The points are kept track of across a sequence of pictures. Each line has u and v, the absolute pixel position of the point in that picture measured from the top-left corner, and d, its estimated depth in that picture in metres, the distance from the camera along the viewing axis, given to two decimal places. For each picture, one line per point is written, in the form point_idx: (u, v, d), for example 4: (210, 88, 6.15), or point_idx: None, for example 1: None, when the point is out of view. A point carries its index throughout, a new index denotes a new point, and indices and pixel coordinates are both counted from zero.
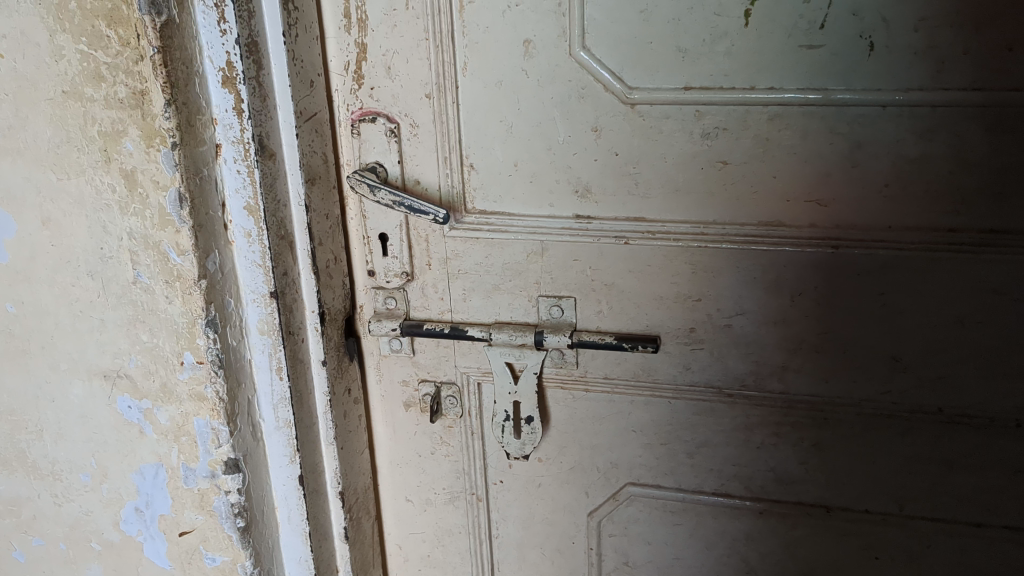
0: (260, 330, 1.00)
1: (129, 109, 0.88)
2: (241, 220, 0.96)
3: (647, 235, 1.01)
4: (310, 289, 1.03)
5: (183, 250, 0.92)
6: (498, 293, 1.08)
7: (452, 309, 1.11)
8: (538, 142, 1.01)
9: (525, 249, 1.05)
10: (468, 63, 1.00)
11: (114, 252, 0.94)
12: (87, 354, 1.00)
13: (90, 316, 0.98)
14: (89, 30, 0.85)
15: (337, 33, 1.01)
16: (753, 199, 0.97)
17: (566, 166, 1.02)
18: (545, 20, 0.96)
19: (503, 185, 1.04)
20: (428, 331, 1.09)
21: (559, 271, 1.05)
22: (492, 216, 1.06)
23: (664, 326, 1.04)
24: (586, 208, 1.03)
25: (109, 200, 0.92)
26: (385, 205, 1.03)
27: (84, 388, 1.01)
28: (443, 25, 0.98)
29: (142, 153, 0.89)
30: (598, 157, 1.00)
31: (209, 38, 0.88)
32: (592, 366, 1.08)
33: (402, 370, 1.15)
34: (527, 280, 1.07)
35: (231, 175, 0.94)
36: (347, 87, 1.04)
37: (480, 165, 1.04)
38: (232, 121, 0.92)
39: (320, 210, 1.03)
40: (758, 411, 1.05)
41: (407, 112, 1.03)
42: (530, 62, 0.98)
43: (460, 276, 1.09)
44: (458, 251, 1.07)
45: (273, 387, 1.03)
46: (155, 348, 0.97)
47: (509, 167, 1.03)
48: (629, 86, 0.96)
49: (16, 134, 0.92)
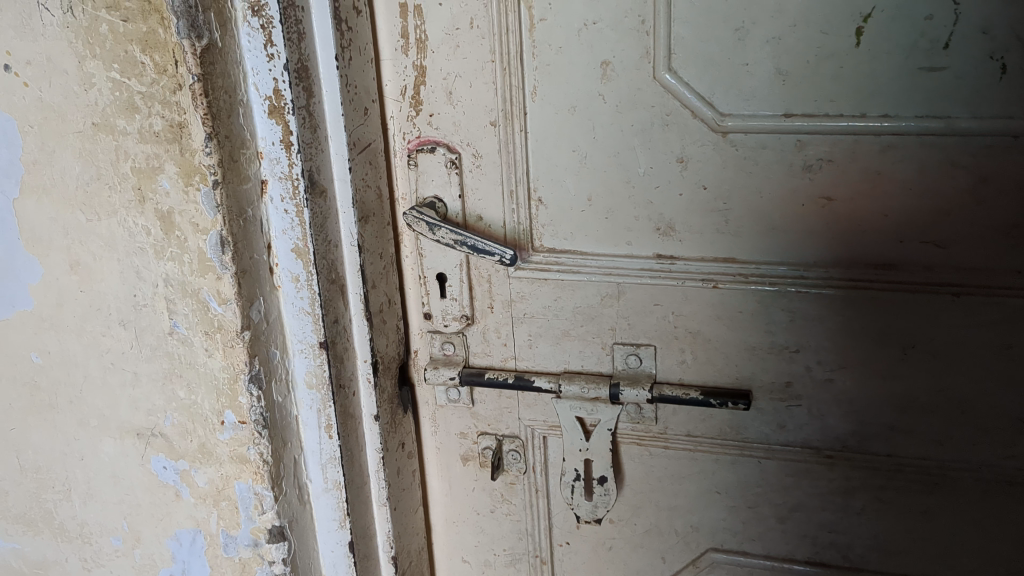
0: (308, 383, 0.91)
1: (166, 144, 0.79)
2: (289, 263, 0.86)
3: (739, 278, 0.90)
4: (362, 337, 0.93)
5: (225, 298, 0.82)
6: (568, 340, 0.98)
7: (515, 356, 1.00)
8: (616, 175, 0.91)
9: (599, 292, 0.95)
10: (538, 87, 0.90)
11: (148, 299, 0.85)
12: (118, 410, 0.91)
13: (122, 369, 0.89)
14: (122, 56, 0.77)
15: (393, 55, 0.92)
16: (861, 239, 0.86)
17: (647, 200, 0.91)
18: (625, 40, 0.86)
19: (574, 222, 0.94)
20: (489, 381, 0.99)
21: (637, 317, 0.95)
22: (562, 255, 0.95)
23: (756, 379, 0.93)
24: (669, 247, 0.92)
25: (143, 243, 0.83)
26: (445, 244, 0.93)
27: (116, 446, 0.92)
28: (511, 46, 0.88)
29: (180, 193, 0.80)
30: (683, 192, 0.90)
31: (255, 63, 0.80)
32: (673, 422, 0.97)
33: (460, 422, 1.05)
34: (600, 327, 0.96)
35: (278, 215, 0.85)
36: (404, 113, 0.94)
37: (550, 200, 0.94)
38: (280, 155, 0.83)
39: (373, 249, 0.93)
40: (860, 474, 0.94)
41: (469, 140, 0.93)
42: (608, 88, 0.88)
43: (525, 320, 0.98)
44: (524, 293, 0.97)
45: (321, 445, 0.93)
46: (194, 406, 0.88)
47: (582, 201, 0.93)
48: (722, 112, 0.86)
49: (41, 170, 0.83)
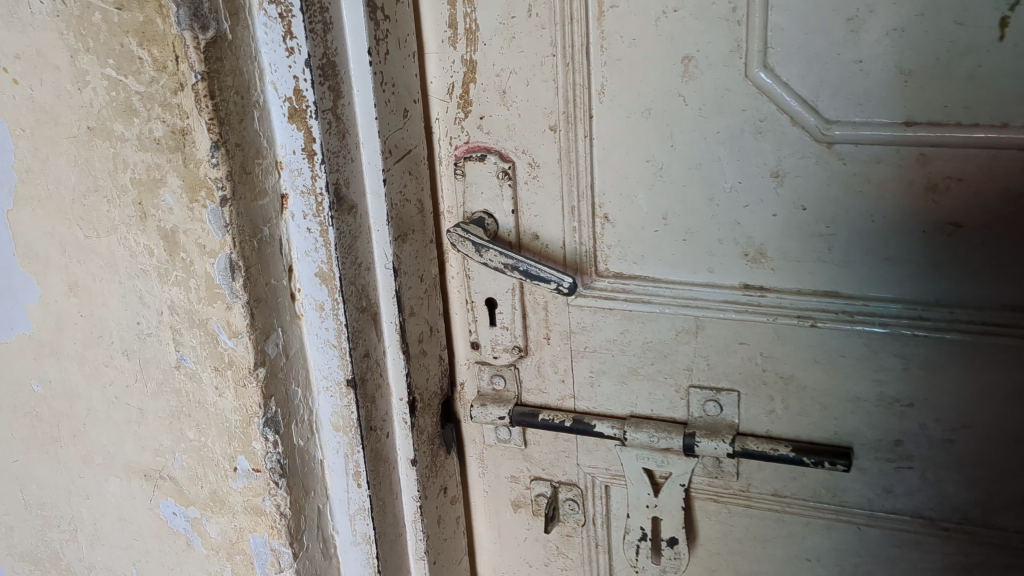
0: (334, 425, 0.79)
1: (168, 152, 0.67)
2: (312, 289, 0.75)
3: (842, 317, 0.75)
4: (397, 373, 0.81)
5: (236, 331, 0.71)
6: (635, 379, 0.84)
7: (575, 394, 0.87)
8: (697, 191, 0.77)
9: (673, 326, 0.81)
10: (607, 86, 0.76)
11: (153, 328, 0.74)
12: (124, 448, 0.81)
13: (126, 404, 0.79)
14: (117, 50, 0.66)
15: (440, 48, 0.79)
16: (996, 276, 0.70)
17: (733, 221, 0.77)
18: (711, 32, 0.72)
19: (646, 243, 0.80)
20: (544, 423, 0.87)
21: (718, 356, 0.81)
22: (631, 282, 0.82)
23: (859, 434, 0.79)
24: (758, 276, 0.78)
25: (146, 265, 0.72)
26: (494, 267, 0.80)
27: (122, 486, 0.82)
28: (576, 38, 0.75)
29: (184, 209, 0.69)
30: (777, 212, 0.75)
31: (273, 58, 0.68)
32: (757, 478, 0.83)
33: (511, 465, 0.92)
34: (674, 366, 0.83)
35: (300, 234, 0.73)
36: (451, 115, 0.82)
37: (618, 218, 0.80)
38: (301, 165, 0.71)
39: (412, 272, 0.81)
40: (982, 551, 0.79)
41: (525, 147, 0.80)
42: (690, 88, 0.74)
43: (587, 354, 0.85)
44: (586, 324, 0.84)
45: (349, 494, 0.81)
46: (204, 449, 0.77)
47: (656, 220, 0.79)
48: (828, 119, 0.71)
49: (35, 180, 0.73)
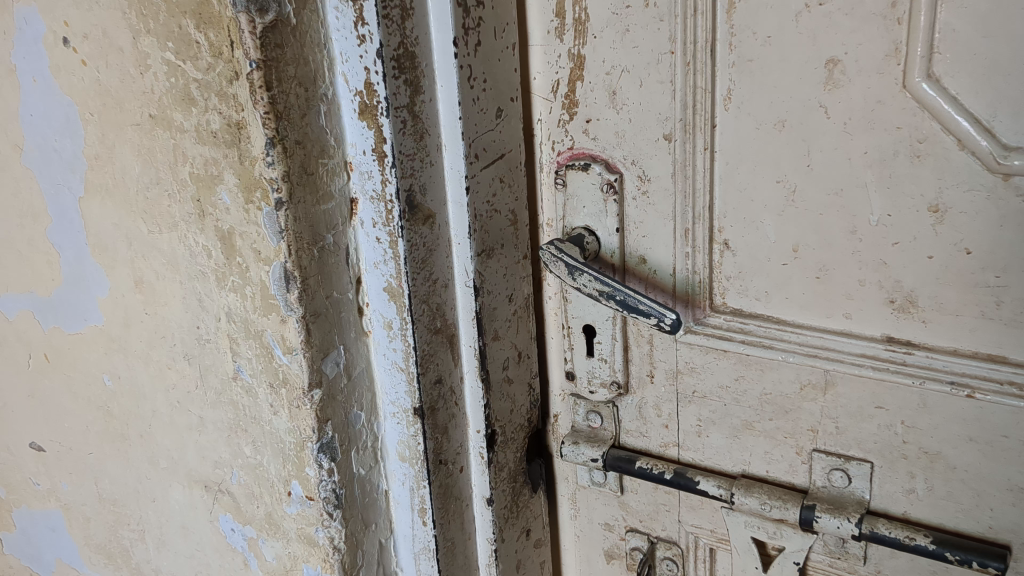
0: (400, 455, 0.71)
1: (225, 147, 0.61)
2: (381, 305, 0.67)
3: (1009, 391, 0.61)
4: (475, 402, 0.72)
5: (290, 347, 0.64)
6: (749, 434, 0.73)
7: (679, 443, 0.76)
8: (836, 221, 0.64)
9: (797, 378, 0.69)
10: (734, 91, 0.65)
11: (212, 335, 0.69)
12: (186, 455, 0.76)
13: (187, 411, 0.74)
14: (176, 32, 0.60)
15: (546, 40, 0.70)
16: None
17: (877, 261, 0.64)
18: (863, 31, 0.59)
19: (771, 278, 0.69)
20: (640, 471, 0.76)
21: (849, 419, 0.68)
22: (750, 321, 0.70)
23: (1022, 533, 0.64)
24: (906, 329, 0.65)
25: (205, 268, 0.67)
26: (589, 295, 0.69)
27: (184, 494, 0.78)
28: (699, 33, 0.64)
29: (241, 210, 0.63)
30: (933, 255, 0.62)
31: (345, 46, 0.60)
32: (888, 566, 0.70)
33: (605, 511, 0.82)
34: (796, 425, 0.70)
35: (369, 244, 0.66)
36: (555, 116, 0.72)
37: (740, 245, 0.69)
38: (371, 168, 0.63)
39: (500, 291, 0.71)
40: None
41: (635, 157, 0.69)
42: (834, 97, 0.61)
43: (695, 400, 0.74)
44: (695, 365, 0.73)
45: (415, 531, 0.74)
46: (259, 468, 0.71)
47: (785, 252, 0.67)
48: (1006, 145, 0.56)
49: (104, 168, 0.69)
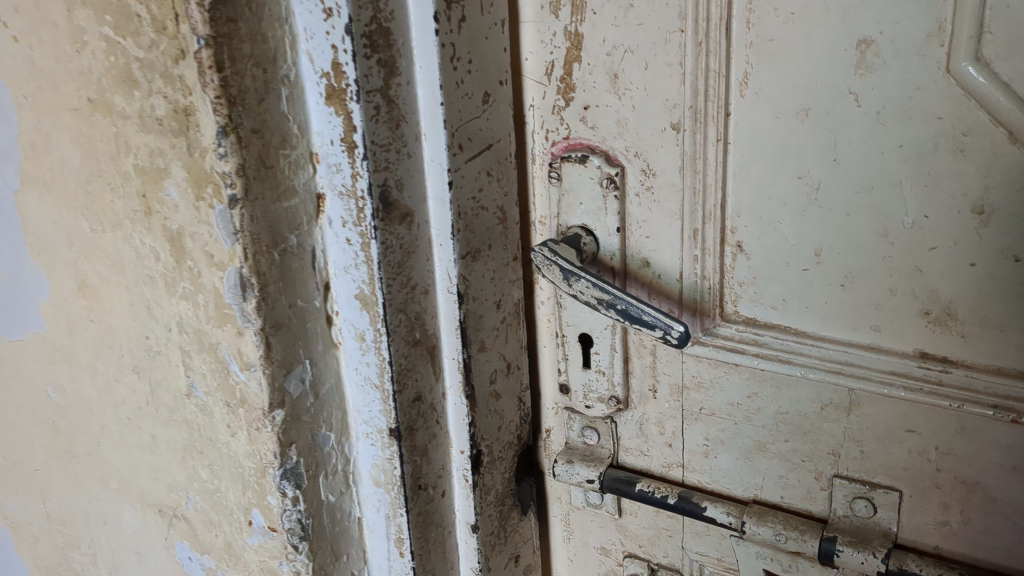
0: (374, 479, 0.64)
1: (171, 136, 0.54)
2: (352, 314, 0.60)
3: None
4: (458, 421, 0.65)
5: (248, 362, 0.57)
6: (762, 456, 0.66)
7: (684, 464, 0.69)
8: (865, 223, 0.57)
9: (818, 396, 0.62)
10: (751, 75, 0.57)
11: (162, 347, 0.61)
12: (138, 476, 0.69)
13: (138, 428, 0.66)
14: (113, 4, 0.52)
15: (538, 16, 0.63)
16: None
17: (911, 268, 0.57)
18: (902, 7, 0.51)
19: (790, 285, 0.61)
20: (640, 494, 0.69)
21: (876, 442, 0.61)
22: (766, 332, 0.63)
23: None
24: (942, 344, 0.58)
25: (153, 272, 0.59)
26: (586, 303, 0.62)
27: (137, 518, 0.71)
28: (713, 9, 0.56)
29: (191, 208, 0.55)
30: (976, 262, 0.55)
31: (308, 21, 0.53)
32: None
33: (601, 534, 0.75)
34: (815, 448, 0.63)
35: (338, 245, 0.58)
36: (548, 102, 0.65)
37: (755, 248, 0.61)
38: (340, 160, 0.56)
39: (487, 297, 0.64)
40: None
41: (638, 149, 0.62)
42: (866, 83, 0.54)
43: (702, 418, 0.67)
44: (702, 380, 0.66)
45: (392, 562, 0.67)
46: (217, 494, 0.64)
47: (806, 257, 0.60)
48: None
49: (40, 157, 0.61)
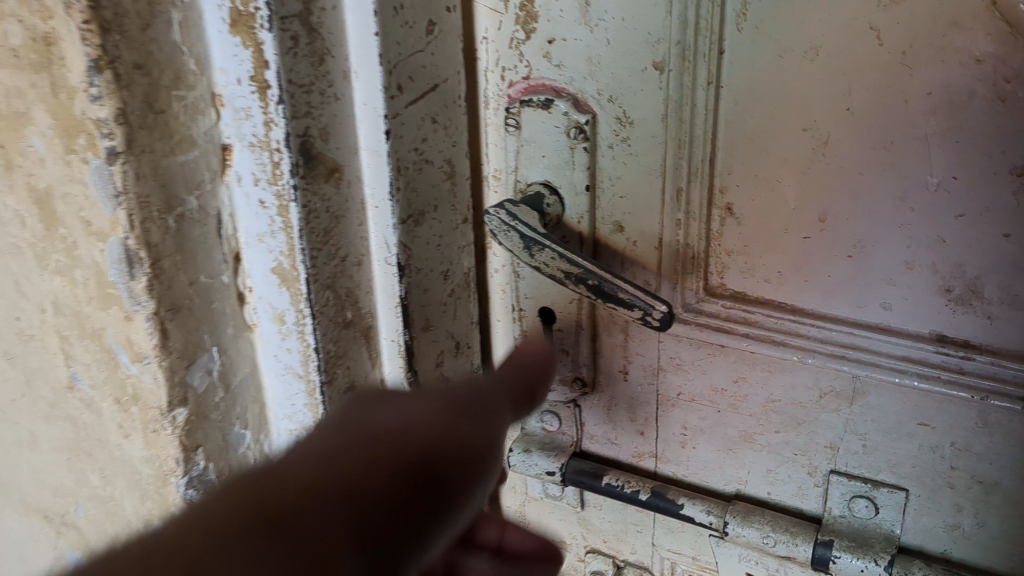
0: None
1: (32, 71, 0.42)
2: (269, 291, 0.49)
3: None
4: None
5: (140, 354, 0.47)
6: (748, 448, 0.58)
7: (656, 455, 0.62)
8: (880, 184, 0.48)
9: (815, 384, 0.54)
10: (751, 5, 0.47)
11: (36, 331, 0.51)
12: (17, 477, 0.58)
13: (13, 423, 0.56)
14: None
15: None
16: None
17: (932, 238, 0.48)
18: None
19: (787, 255, 0.52)
20: (608, 489, 0.61)
21: (880, 435, 0.53)
22: (756, 310, 0.54)
23: None
24: (962, 326, 0.49)
25: (19, 240, 0.48)
26: (551, 277, 0.53)
27: (21, 523, 0.60)
28: None
29: (60, 163, 0.44)
30: (1011, 233, 0.46)
31: None
32: None
33: (560, 527, 0.67)
34: (810, 441, 0.56)
35: (249, 208, 0.47)
36: (504, 33, 0.54)
37: (748, 211, 0.52)
38: (250, 103, 0.44)
39: (432, 267, 0.54)
40: None
41: (613, 93, 0.52)
42: (891, 17, 0.44)
43: (679, 405, 0.59)
44: (682, 363, 0.58)
45: None
46: (112, 502, 0.54)
47: (809, 223, 0.51)
48: None
49: None
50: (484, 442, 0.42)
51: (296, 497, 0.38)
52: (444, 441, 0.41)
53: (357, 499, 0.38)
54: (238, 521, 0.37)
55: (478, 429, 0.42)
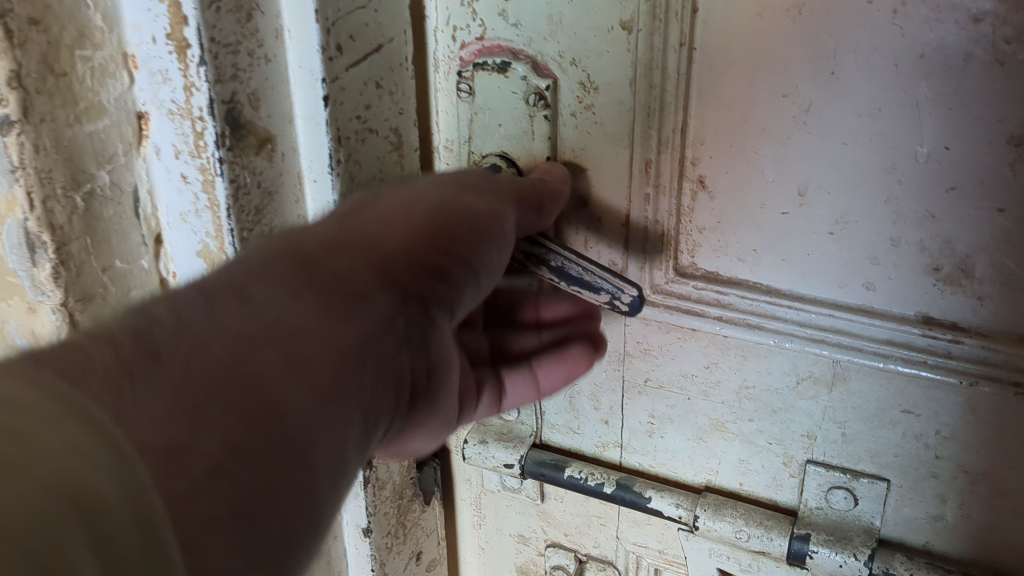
0: None
1: None
2: (195, 277, 0.46)
3: None
4: None
5: (45, 345, 0.46)
6: (720, 436, 0.55)
7: (622, 444, 0.59)
8: (866, 155, 0.45)
9: (792, 368, 0.51)
10: None
11: None
12: None
13: None
14: None
15: None
16: None
17: (920, 213, 0.45)
18: None
19: (763, 232, 0.49)
20: (571, 482, 0.58)
21: (860, 423, 0.50)
22: (730, 291, 0.51)
23: None
24: (951, 307, 0.46)
25: None
26: None
27: None
28: None
29: None
30: (1007, 206, 0.43)
31: None
32: None
33: (519, 520, 0.63)
34: (786, 429, 0.53)
35: (172, 186, 0.43)
36: None
37: (722, 185, 0.49)
38: (168, 66, 0.40)
39: None
40: None
41: (575, 55, 0.48)
42: None
43: (647, 391, 0.56)
44: (652, 347, 0.54)
45: None
46: None
47: (787, 197, 0.47)
48: None
49: None
50: (488, 207, 0.43)
51: (320, 243, 0.38)
52: (474, 186, 0.44)
53: (379, 246, 0.40)
54: (279, 272, 0.36)
55: (483, 198, 0.44)
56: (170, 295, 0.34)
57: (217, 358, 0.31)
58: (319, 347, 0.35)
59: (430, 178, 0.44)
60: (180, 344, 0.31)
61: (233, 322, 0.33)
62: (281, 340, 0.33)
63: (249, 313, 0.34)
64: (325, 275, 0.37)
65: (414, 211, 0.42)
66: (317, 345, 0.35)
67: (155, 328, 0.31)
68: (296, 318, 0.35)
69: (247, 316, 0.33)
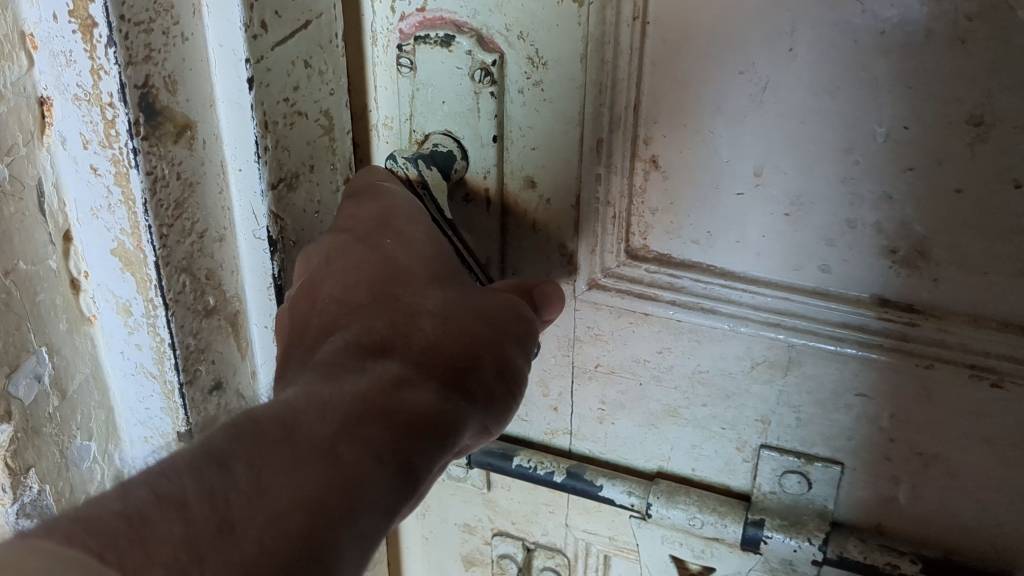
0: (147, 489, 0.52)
1: None
2: (109, 276, 0.43)
3: None
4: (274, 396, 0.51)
5: None
6: (671, 423, 0.54)
7: (571, 431, 0.57)
8: (824, 135, 0.43)
9: (746, 353, 0.49)
10: None
11: None
12: None
13: None
14: None
15: None
16: None
17: (877, 194, 0.43)
18: None
19: (718, 213, 0.47)
20: (518, 471, 0.56)
21: (814, 408, 0.49)
22: (683, 274, 0.49)
23: None
24: (906, 289, 0.45)
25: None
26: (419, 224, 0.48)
27: None
28: None
29: None
30: (964, 187, 0.41)
31: None
32: None
33: (464, 510, 0.61)
34: (739, 414, 0.51)
35: (82, 178, 0.40)
36: None
37: (674, 166, 0.47)
38: (73, 48, 0.36)
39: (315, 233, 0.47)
40: None
41: (522, 29, 0.45)
42: None
43: (597, 377, 0.54)
44: (601, 332, 0.53)
45: None
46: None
47: (742, 178, 0.45)
48: None
49: None
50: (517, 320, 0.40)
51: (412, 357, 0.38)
52: (479, 325, 0.39)
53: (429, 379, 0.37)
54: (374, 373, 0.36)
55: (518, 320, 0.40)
56: (230, 440, 0.32)
57: (297, 520, 0.30)
58: (373, 525, 0.32)
59: (450, 299, 0.40)
60: (268, 505, 0.30)
61: (300, 486, 0.31)
62: (350, 520, 0.31)
63: (317, 481, 0.31)
64: (388, 424, 0.34)
65: (441, 378, 0.37)
66: (355, 537, 0.31)
67: (228, 471, 0.31)
68: (369, 485, 0.32)
69: (325, 479, 0.31)
